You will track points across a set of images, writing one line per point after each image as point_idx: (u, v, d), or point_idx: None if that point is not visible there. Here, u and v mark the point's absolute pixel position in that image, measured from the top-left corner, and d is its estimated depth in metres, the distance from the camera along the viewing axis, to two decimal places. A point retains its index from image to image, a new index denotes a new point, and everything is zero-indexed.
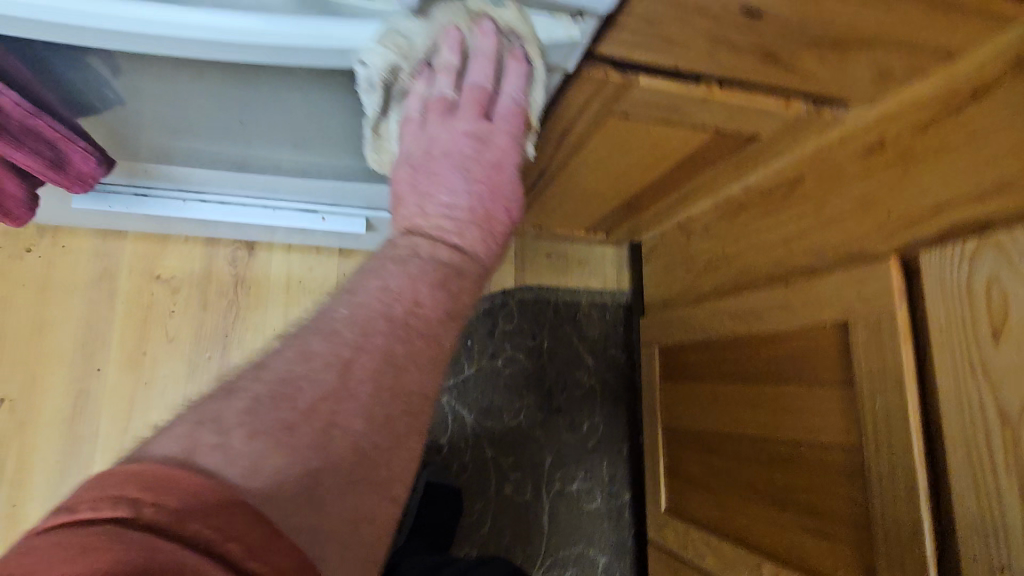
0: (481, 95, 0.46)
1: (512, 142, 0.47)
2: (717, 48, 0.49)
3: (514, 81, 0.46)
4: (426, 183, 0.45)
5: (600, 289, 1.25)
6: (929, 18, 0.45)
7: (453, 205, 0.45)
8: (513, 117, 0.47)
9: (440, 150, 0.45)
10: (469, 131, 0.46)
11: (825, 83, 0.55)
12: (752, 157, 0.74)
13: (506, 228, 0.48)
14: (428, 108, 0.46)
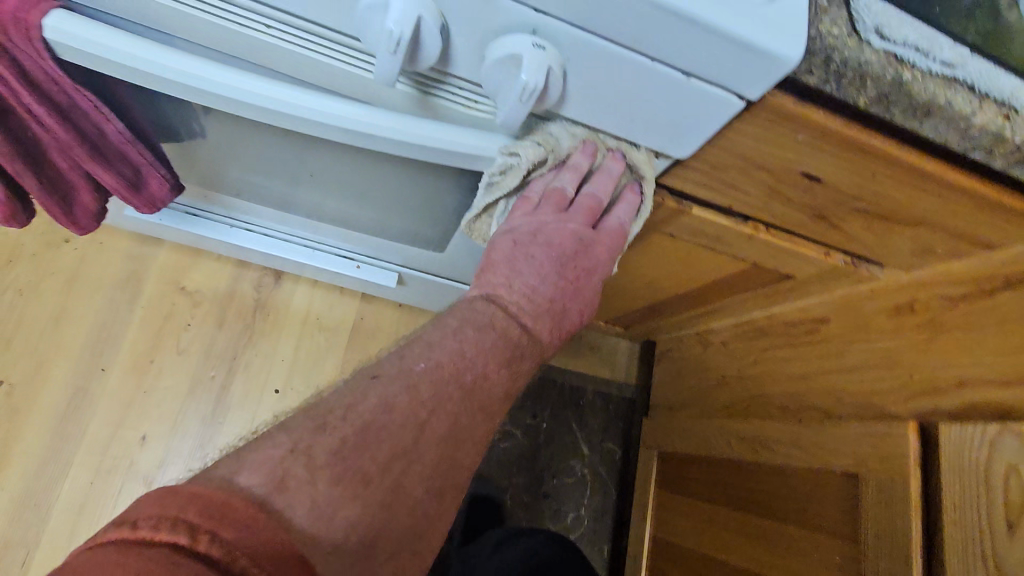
0: (599, 204, 0.45)
1: (608, 258, 0.48)
2: (772, 199, 0.51)
3: (629, 204, 0.47)
4: (519, 263, 0.45)
5: (606, 380, 1.26)
6: (973, 214, 0.48)
7: (538, 291, 0.46)
8: (618, 236, 0.47)
9: (545, 240, 0.45)
10: (576, 235, 0.45)
11: (865, 245, 0.58)
12: (781, 292, 0.76)
13: (574, 326, 0.49)
14: (545, 198, 0.45)
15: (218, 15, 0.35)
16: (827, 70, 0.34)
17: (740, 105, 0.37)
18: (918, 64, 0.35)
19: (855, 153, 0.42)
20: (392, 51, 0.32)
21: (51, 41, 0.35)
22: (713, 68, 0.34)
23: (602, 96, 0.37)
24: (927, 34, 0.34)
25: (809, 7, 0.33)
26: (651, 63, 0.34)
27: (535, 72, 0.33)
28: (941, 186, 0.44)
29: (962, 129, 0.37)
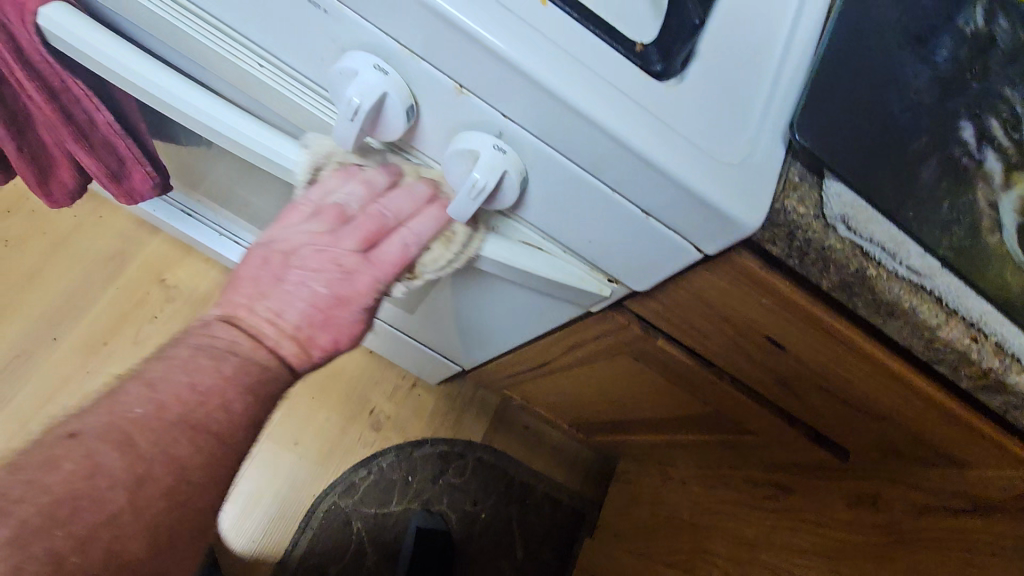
0: (383, 229, 0.38)
1: (377, 287, 0.40)
2: (734, 354, 0.49)
3: (417, 232, 0.38)
4: (274, 279, 0.40)
5: (559, 484, 1.19)
6: (938, 424, 0.45)
7: (282, 318, 0.40)
8: (394, 266, 0.39)
9: (295, 260, 0.39)
10: (339, 253, 0.39)
11: (831, 428, 0.54)
12: (749, 447, 0.70)
13: (330, 354, 0.42)
14: (320, 211, 0.39)
15: (218, 44, 0.35)
16: (789, 244, 0.33)
17: (699, 256, 0.35)
18: (885, 263, 0.33)
19: (818, 330, 0.40)
20: (350, 119, 0.32)
21: (44, 28, 0.36)
22: (670, 214, 0.33)
23: (561, 212, 0.36)
24: (898, 235, 0.33)
25: (776, 180, 0.32)
26: (610, 194, 0.33)
27: (488, 174, 0.33)
28: (907, 390, 0.42)
29: (926, 339, 0.35)
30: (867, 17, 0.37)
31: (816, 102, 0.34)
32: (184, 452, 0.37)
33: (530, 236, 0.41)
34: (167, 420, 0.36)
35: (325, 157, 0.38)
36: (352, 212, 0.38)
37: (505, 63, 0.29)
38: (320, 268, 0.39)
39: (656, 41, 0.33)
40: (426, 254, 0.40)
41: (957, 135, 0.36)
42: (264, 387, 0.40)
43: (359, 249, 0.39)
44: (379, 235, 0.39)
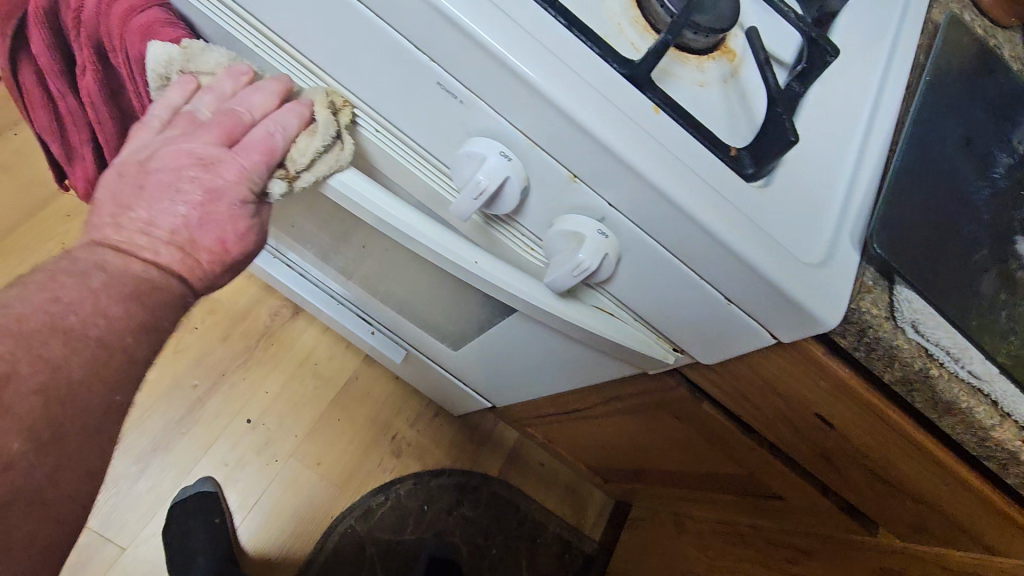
0: (240, 122, 0.37)
1: (245, 176, 0.37)
2: (777, 427, 0.51)
3: (278, 125, 0.37)
4: (141, 190, 0.37)
5: (570, 526, 1.20)
6: (981, 514, 0.46)
7: (156, 225, 0.37)
8: (259, 153, 0.37)
9: (150, 168, 0.37)
10: (200, 150, 0.37)
11: (862, 503, 0.56)
12: (775, 513, 0.71)
13: (216, 261, 0.39)
14: (171, 122, 0.38)
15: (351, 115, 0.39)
16: (859, 339, 0.36)
17: (772, 341, 0.38)
18: (948, 365, 0.36)
19: (871, 415, 0.42)
20: (473, 198, 0.36)
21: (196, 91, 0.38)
22: (752, 303, 0.36)
23: (646, 289, 0.40)
24: (962, 341, 0.36)
25: (854, 283, 0.35)
26: (697, 280, 0.36)
27: (592, 255, 0.36)
28: (950, 476, 0.44)
29: (979, 436, 0.37)
30: (933, 137, 0.42)
31: (886, 211, 0.37)
32: (56, 354, 0.33)
33: (605, 304, 0.44)
34: (34, 327, 0.33)
35: (165, 66, 0.38)
36: (205, 114, 0.37)
37: (620, 162, 0.33)
38: (180, 169, 0.37)
39: (750, 146, 0.36)
40: (291, 145, 0.38)
41: (1015, 249, 0.40)
42: (155, 297, 0.37)
43: (219, 145, 0.37)
44: (236, 130, 0.37)
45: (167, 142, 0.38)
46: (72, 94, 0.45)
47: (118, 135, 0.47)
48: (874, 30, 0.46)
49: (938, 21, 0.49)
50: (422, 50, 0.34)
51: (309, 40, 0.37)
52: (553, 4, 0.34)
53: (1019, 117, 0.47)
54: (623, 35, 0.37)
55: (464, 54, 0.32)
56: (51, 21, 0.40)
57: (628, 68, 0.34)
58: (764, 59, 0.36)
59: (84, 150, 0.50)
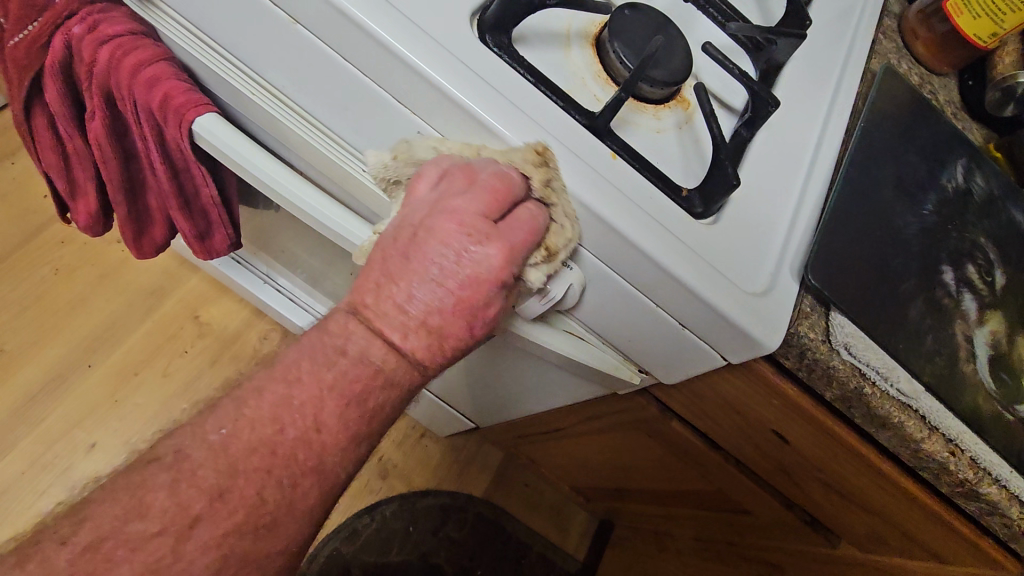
0: (510, 191, 0.36)
1: (510, 262, 0.36)
2: (739, 443, 0.54)
3: (534, 217, 0.37)
4: (433, 269, 0.35)
5: (554, 545, 1.23)
6: (927, 525, 0.50)
7: (415, 302, 0.35)
8: (525, 233, 0.36)
9: (456, 259, 0.35)
10: (511, 266, 0.36)
11: (824, 516, 0.59)
12: (743, 529, 0.73)
13: (463, 346, 0.37)
14: (457, 269, 0.35)
15: (341, 158, 0.43)
16: (800, 361, 0.40)
17: (722, 363, 0.42)
18: (880, 384, 0.40)
19: (819, 430, 0.45)
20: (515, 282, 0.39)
21: (196, 133, 0.42)
22: (703, 329, 0.40)
23: (608, 316, 0.43)
24: (890, 362, 0.40)
25: (791, 310, 0.39)
26: (654, 309, 0.40)
27: (557, 286, 0.40)
28: (892, 485, 0.47)
29: (912, 448, 0.41)
30: (868, 178, 0.46)
31: (821, 246, 0.42)
32: None
33: (577, 329, 0.47)
34: None
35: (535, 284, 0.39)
36: (479, 181, 0.35)
37: (583, 207, 0.37)
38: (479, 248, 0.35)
39: (699, 188, 0.40)
40: (548, 231, 0.37)
41: (940, 277, 0.45)
42: None
43: (508, 260, 0.35)
44: (508, 201, 0.36)
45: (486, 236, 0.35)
46: (79, 137, 0.49)
47: (120, 173, 0.51)
48: (817, 79, 0.51)
49: (874, 71, 0.55)
50: (406, 105, 0.38)
51: (306, 92, 0.41)
52: (521, 64, 0.39)
53: (950, 157, 0.52)
54: (586, 87, 0.42)
55: (444, 107, 0.37)
56: (63, 72, 0.44)
57: (589, 120, 0.38)
58: (710, 111, 0.41)
59: (87, 187, 0.54)
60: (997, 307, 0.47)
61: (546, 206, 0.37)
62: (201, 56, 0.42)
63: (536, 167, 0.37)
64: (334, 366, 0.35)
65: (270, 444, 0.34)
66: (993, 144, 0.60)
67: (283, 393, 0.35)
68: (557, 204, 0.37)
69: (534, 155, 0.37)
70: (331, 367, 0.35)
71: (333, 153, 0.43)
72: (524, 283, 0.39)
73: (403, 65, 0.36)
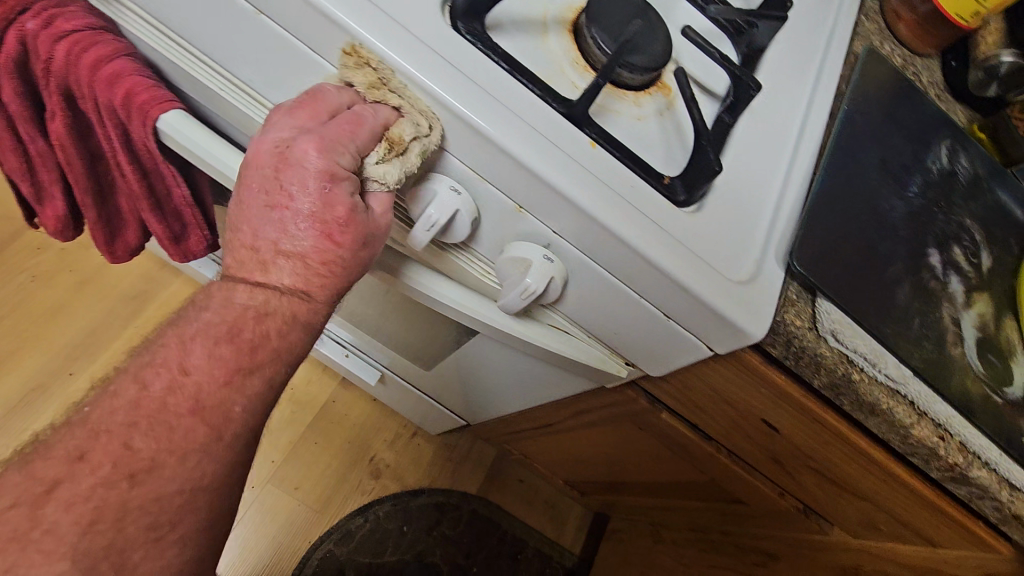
0: (326, 97, 0.35)
1: (330, 154, 0.34)
2: (730, 434, 0.54)
3: (361, 115, 0.35)
4: (262, 198, 0.35)
5: (550, 539, 1.22)
6: (918, 509, 0.50)
7: (261, 236, 0.35)
8: (348, 127, 0.34)
9: (274, 172, 0.34)
10: (326, 156, 0.34)
11: (816, 503, 0.58)
12: (737, 519, 0.73)
13: (333, 257, 0.36)
14: (281, 175, 0.34)
15: None
16: (788, 349, 0.39)
17: (709, 353, 0.41)
18: (868, 371, 0.39)
19: (809, 418, 0.45)
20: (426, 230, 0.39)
21: (162, 131, 0.41)
22: (688, 320, 0.39)
23: (592, 309, 0.43)
24: (878, 348, 0.40)
25: (778, 298, 0.39)
26: (638, 300, 0.39)
27: (538, 280, 0.39)
28: (883, 471, 0.47)
29: (902, 434, 0.41)
30: (853, 162, 0.46)
31: (807, 233, 0.41)
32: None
33: (562, 323, 0.46)
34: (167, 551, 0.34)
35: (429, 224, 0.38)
36: (291, 103, 0.35)
37: (560, 196, 0.36)
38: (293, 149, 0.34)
39: (681, 176, 0.39)
40: (389, 126, 0.35)
41: (927, 261, 0.44)
42: None
43: (323, 152, 0.34)
44: (326, 106, 0.35)
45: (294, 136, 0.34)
46: (41, 138, 0.47)
47: (86, 175, 0.49)
48: (800, 62, 0.50)
49: (858, 53, 0.54)
50: None
51: (275, 87, 0.39)
52: (496, 52, 0.37)
53: (934, 139, 0.51)
54: (564, 74, 0.41)
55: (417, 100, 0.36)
56: (21, 71, 0.42)
57: (566, 108, 0.37)
58: (692, 97, 0.40)
59: (53, 190, 0.52)
60: (984, 289, 0.47)
61: (386, 106, 0.36)
62: (164, 50, 0.40)
63: (358, 70, 0.35)
64: (212, 317, 0.35)
65: (158, 410, 0.33)
66: (977, 126, 0.59)
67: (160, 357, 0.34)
68: (392, 102, 0.35)
69: (349, 58, 0.35)
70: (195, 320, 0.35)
71: None
72: (378, 186, 0.37)
73: (372, 54, 0.34)
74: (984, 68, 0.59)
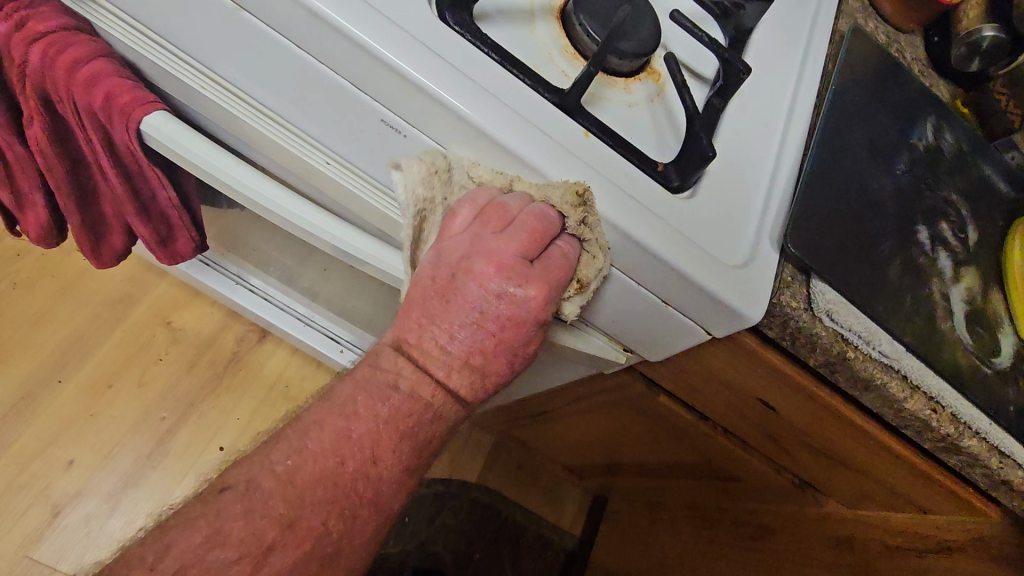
0: (547, 231, 0.36)
1: (547, 301, 0.37)
2: (728, 414, 0.55)
3: (566, 253, 0.37)
4: (472, 314, 0.36)
5: (549, 523, 1.24)
6: (909, 479, 0.51)
7: (457, 341, 0.36)
8: (560, 271, 0.37)
9: (483, 298, 0.36)
10: (546, 309, 0.37)
11: (811, 476, 0.60)
12: (732, 494, 0.74)
13: (504, 374, 0.38)
14: (495, 316, 0.36)
15: (306, 153, 0.42)
16: (783, 330, 0.40)
17: (707, 338, 0.42)
18: (862, 348, 0.40)
19: (804, 395, 0.46)
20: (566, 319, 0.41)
21: (145, 134, 0.40)
22: (686, 305, 0.39)
23: (590, 298, 0.43)
24: (872, 326, 0.40)
25: (774, 281, 0.39)
26: (637, 288, 0.39)
27: None
28: (876, 443, 0.48)
29: (895, 407, 0.42)
30: (840, 142, 0.46)
31: (799, 215, 0.41)
32: None
33: (580, 326, 0.47)
34: None
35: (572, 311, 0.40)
36: (513, 224, 0.36)
37: (557, 188, 0.36)
38: (505, 285, 0.36)
39: (674, 162, 0.39)
40: (578, 264, 0.38)
41: (916, 238, 0.45)
42: None
43: (543, 299, 0.36)
44: (542, 238, 0.37)
45: (507, 269, 0.36)
46: (19, 144, 0.46)
47: (69, 181, 0.48)
48: (786, 43, 0.50)
49: (842, 31, 0.54)
50: (366, 92, 0.36)
51: (254, 81, 0.39)
52: (485, 42, 0.37)
53: (919, 115, 0.52)
54: (554, 63, 0.41)
55: (401, 91, 0.35)
56: None
57: (558, 97, 0.37)
58: (682, 81, 0.40)
59: (35, 198, 0.51)
60: (971, 264, 0.48)
61: (579, 242, 0.38)
62: (144, 51, 0.40)
63: (575, 208, 0.35)
64: (390, 399, 0.35)
65: (332, 476, 0.34)
66: (960, 101, 0.60)
67: (342, 427, 0.35)
68: (594, 243, 0.37)
69: (571, 197, 0.35)
70: (386, 400, 0.35)
71: (297, 148, 0.42)
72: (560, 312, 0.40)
73: (359, 51, 0.34)
74: (966, 42, 0.59)
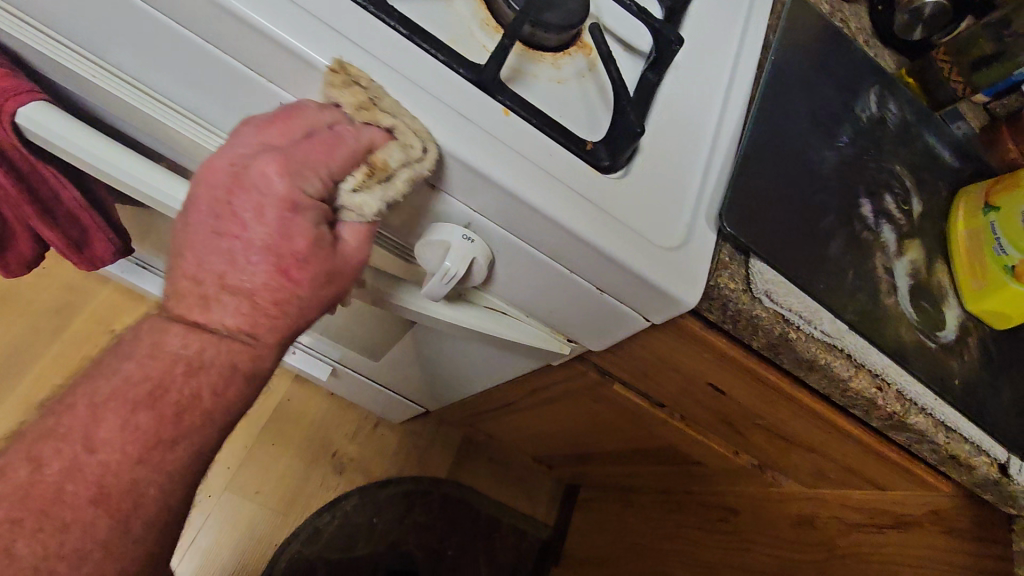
0: (301, 112, 0.31)
1: (294, 182, 0.30)
2: (682, 400, 0.53)
3: (337, 133, 0.31)
4: (211, 222, 0.30)
5: (522, 514, 1.23)
6: (863, 457, 0.51)
7: (207, 264, 0.31)
8: (321, 150, 0.30)
9: (220, 193, 0.30)
10: (292, 188, 0.30)
11: (768, 457, 0.59)
12: (696, 478, 0.73)
13: (288, 296, 0.32)
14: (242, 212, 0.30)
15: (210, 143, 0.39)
16: (724, 313, 0.38)
17: (646, 324, 0.40)
18: (804, 328, 0.39)
19: (754, 378, 0.44)
20: (444, 282, 0.37)
21: (22, 125, 0.36)
22: (619, 290, 0.37)
23: (522, 286, 0.41)
24: (813, 305, 0.39)
25: (710, 261, 0.37)
26: (569, 275, 0.37)
27: (458, 262, 0.36)
28: (827, 423, 0.47)
29: (842, 387, 0.41)
30: (779, 115, 0.45)
31: (737, 193, 0.40)
32: None
33: (498, 304, 0.44)
34: None
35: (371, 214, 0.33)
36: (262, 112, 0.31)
37: (472, 170, 0.33)
38: (238, 170, 0.30)
39: (604, 140, 0.37)
40: (379, 147, 0.31)
41: (859, 212, 0.44)
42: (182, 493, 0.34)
43: (287, 178, 0.30)
44: (296, 119, 0.31)
45: (240, 153, 0.30)
46: None
47: None
48: (724, 13, 0.48)
49: None
50: (257, 72, 0.33)
51: (141, 65, 0.35)
52: (391, 14, 0.34)
53: (862, 85, 0.51)
54: (473, 37, 0.38)
55: (295, 70, 0.32)
56: None
57: (474, 74, 0.34)
58: (608, 54, 0.38)
59: None
60: (915, 236, 0.47)
61: (374, 126, 0.32)
62: (12, 31, 0.35)
63: (345, 90, 0.31)
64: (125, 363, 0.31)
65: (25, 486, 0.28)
66: (905, 70, 0.59)
67: (49, 425, 0.30)
68: (383, 122, 0.31)
69: (336, 76, 0.31)
70: (111, 377, 0.30)
71: (199, 137, 0.38)
72: (357, 215, 0.33)
73: (243, 26, 0.30)
74: (909, 10, 0.57)
